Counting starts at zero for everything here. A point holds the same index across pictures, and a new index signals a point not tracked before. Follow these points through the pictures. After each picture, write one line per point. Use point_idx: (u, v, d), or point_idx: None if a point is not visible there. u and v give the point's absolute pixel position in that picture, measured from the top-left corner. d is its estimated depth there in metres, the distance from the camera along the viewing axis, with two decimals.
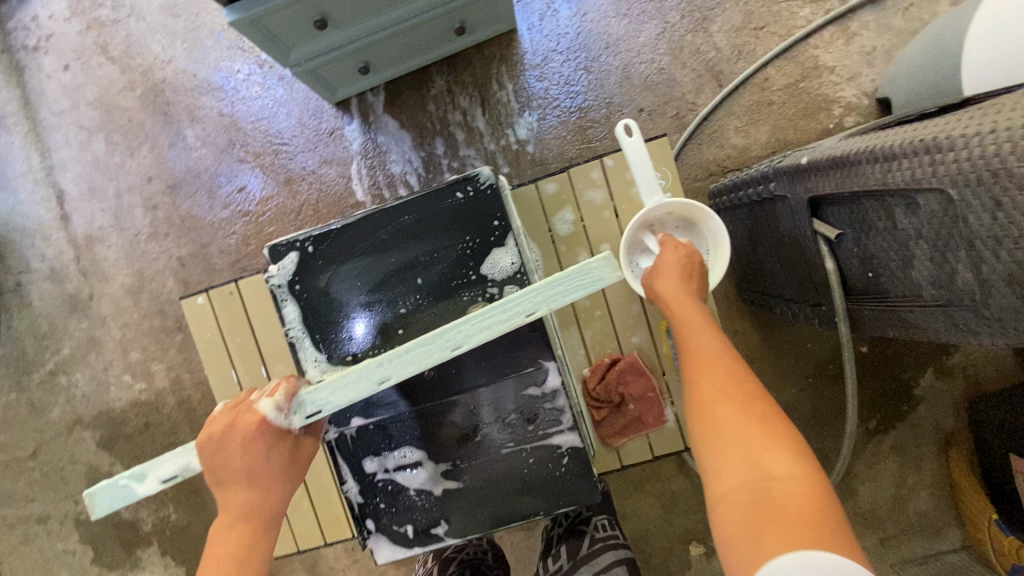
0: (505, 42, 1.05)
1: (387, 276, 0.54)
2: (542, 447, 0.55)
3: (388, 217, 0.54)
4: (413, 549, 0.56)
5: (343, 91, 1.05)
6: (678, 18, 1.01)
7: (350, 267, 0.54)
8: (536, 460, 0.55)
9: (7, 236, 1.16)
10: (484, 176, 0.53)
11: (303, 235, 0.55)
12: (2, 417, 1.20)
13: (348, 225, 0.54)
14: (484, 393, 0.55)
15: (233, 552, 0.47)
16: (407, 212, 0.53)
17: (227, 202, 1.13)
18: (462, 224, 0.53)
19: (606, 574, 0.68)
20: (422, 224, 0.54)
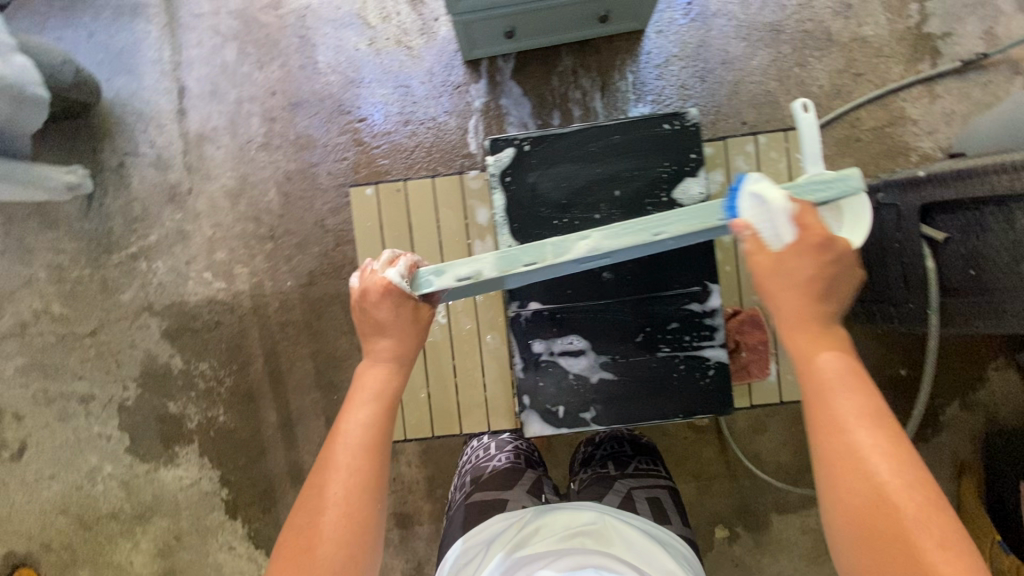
0: (634, 40, 1.15)
1: (588, 183, 0.62)
2: (692, 357, 0.62)
3: (600, 134, 0.62)
4: (560, 429, 0.63)
5: (480, 51, 1.14)
6: (790, 51, 1.14)
7: (557, 170, 0.62)
8: (685, 368, 0.62)
9: (121, 118, 1.19)
10: (691, 115, 0.61)
11: (521, 135, 0.63)
12: (70, 291, 1.20)
13: (564, 134, 0.62)
14: (651, 301, 0.62)
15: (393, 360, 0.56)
16: (619, 132, 0.61)
17: (343, 130, 1.20)
18: (664, 152, 0.61)
19: (650, 488, 0.83)
20: (629, 146, 0.62)
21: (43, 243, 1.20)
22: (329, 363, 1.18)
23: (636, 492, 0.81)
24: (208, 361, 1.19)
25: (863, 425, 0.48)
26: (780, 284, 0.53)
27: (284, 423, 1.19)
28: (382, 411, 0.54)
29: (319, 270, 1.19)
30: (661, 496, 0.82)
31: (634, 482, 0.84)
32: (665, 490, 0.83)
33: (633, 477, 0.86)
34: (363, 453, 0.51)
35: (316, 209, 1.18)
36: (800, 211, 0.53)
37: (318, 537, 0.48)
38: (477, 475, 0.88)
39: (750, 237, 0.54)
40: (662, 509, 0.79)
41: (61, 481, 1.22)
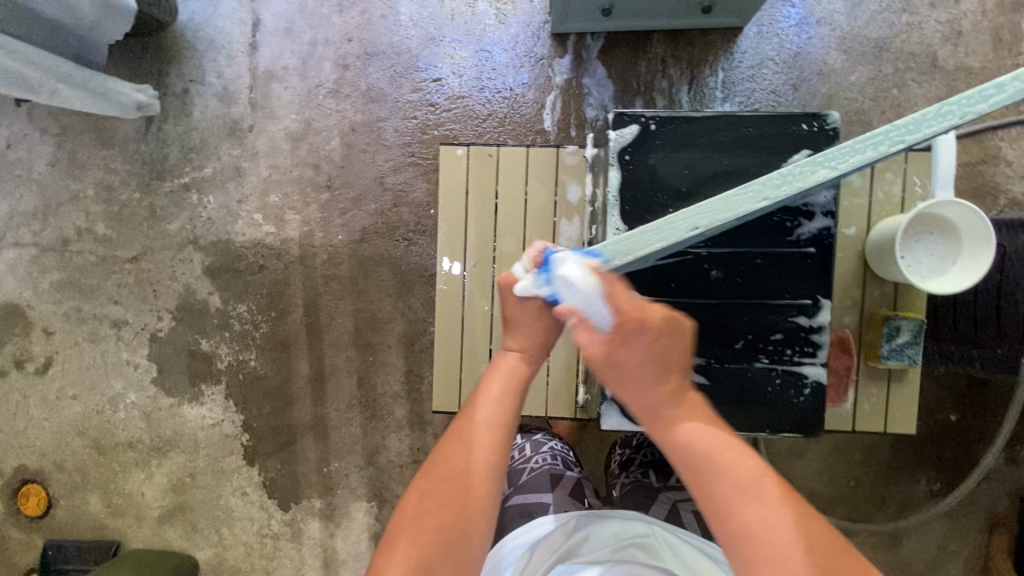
0: (731, 37, 1.11)
1: (712, 174, 0.58)
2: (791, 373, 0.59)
3: (734, 123, 0.58)
4: (639, 427, 0.60)
5: (570, 26, 1.10)
6: (891, 71, 1.09)
7: (680, 156, 0.58)
8: (781, 383, 0.59)
9: (192, 42, 1.15)
10: (832, 118, 0.57)
11: (649, 113, 0.59)
12: (116, 212, 1.18)
13: (694, 118, 0.58)
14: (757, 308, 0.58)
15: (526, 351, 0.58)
16: (753, 124, 0.58)
17: (416, 89, 1.16)
18: (798, 152, 0.58)
19: (693, 498, 0.83)
20: (761, 141, 0.58)
21: (95, 160, 1.17)
22: (370, 324, 1.15)
23: (681, 505, 0.81)
24: (247, 304, 1.17)
25: (771, 501, 0.46)
26: (619, 375, 0.52)
27: (316, 377, 1.17)
28: (514, 397, 0.56)
29: (372, 228, 1.16)
30: (706, 507, 0.81)
31: (677, 494, 0.83)
32: None
33: (676, 489, 0.84)
34: (491, 436, 0.54)
35: (378, 165, 1.15)
36: (611, 289, 0.51)
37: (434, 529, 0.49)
38: (515, 476, 0.85)
39: (578, 323, 0.52)
40: (708, 522, 0.78)
41: (83, 403, 1.21)
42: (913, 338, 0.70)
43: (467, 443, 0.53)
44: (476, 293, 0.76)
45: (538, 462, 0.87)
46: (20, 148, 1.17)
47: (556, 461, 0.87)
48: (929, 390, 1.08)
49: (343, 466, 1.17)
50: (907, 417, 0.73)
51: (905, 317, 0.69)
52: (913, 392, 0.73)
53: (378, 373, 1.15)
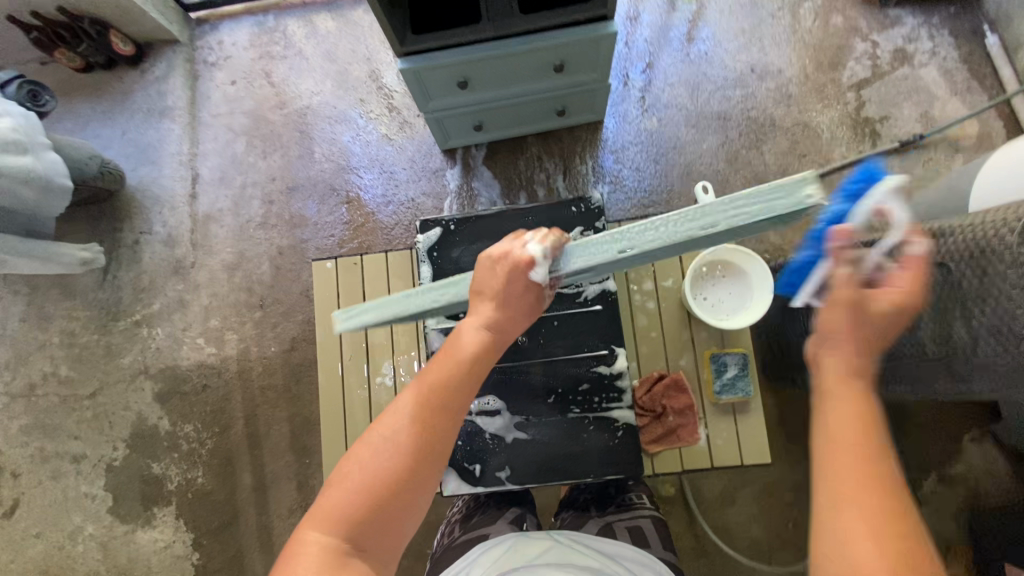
0: (594, 129, 1.28)
1: None
2: (602, 418, 0.66)
3: (516, 215, 0.71)
4: (477, 487, 0.66)
5: (454, 141, 1.28)
6: (737, 136, 1.24)
7: (478, 245, 0.70)
8: (595, 428, 0.65)
9: (141, 201, 1.35)
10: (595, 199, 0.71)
11: (448, 217, 0.72)
12: (77, 355, 1.31)
13: (485, 215, 0.71)
14: (561, 364, 0.67)
15: (476, 357, 0.58)
16: (531, 214, 0.70)
17: (333, 210, 1.33)
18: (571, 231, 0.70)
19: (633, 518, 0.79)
20: (541, 225, 0.70)
21: (59, 311, 1.33)
22: (305, 426, 1.23)
23: (616, 524, 0.77)
24: (193, 423, 1.26)
25: (857, 470, 0.42)
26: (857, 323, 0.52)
27: (259, 486, 1.22)
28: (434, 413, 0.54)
29: (302, 336, 1.27)
30: (643, 525, 0.77)
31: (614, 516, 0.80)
32: (647, 518, 0.78)
33: (615, 512, 0.81)
34: (417, 445, 0.52)
35: (303, 280, 1.29)
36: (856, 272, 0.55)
37: (323, 515, 0.48)
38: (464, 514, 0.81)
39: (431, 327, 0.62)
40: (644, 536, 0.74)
41: (45, 541, 1.26)
42: (740, 370, 0.76)
43: (387, 453, 0.51)
44: (354, 384, 0.85)
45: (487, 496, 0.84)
46: None
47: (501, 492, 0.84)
48: None
49: None
50: (759, 446, 0.77)
51: (728, 353, 0.77)
52: (759, 421, 0.77)
53: (316, 473, 1.21)
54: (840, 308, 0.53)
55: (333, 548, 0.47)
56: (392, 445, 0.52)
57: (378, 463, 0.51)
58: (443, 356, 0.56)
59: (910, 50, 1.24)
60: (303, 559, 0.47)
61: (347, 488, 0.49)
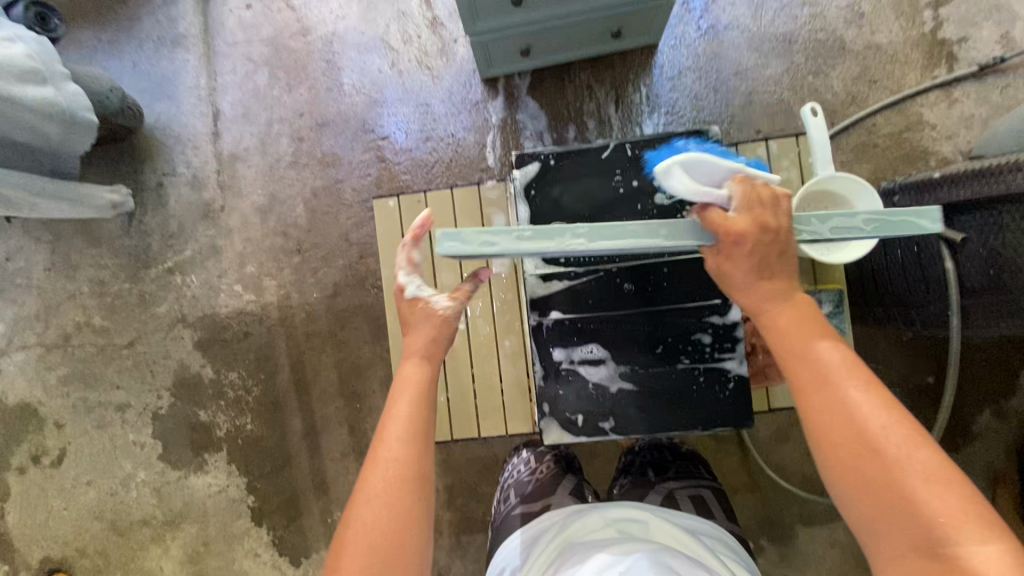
0: (647, 54, 1.19)
1: (611, 197, 0.65)
2: (713, 369, 0.63)
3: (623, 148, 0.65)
4: (579, 437, 0.65)
5: (497, 69, 1.18)
6: (803, 60, 1.15)
7: (581, 184, 0.65)
8: (705, 380, 0.63)
9: (161, 140, 1.27)
10: (713, 132, 0.67)
11: (546, 151, 0.66)
12: (110, 304, 1.27)
13: (587, 149, 0.66)
14: (673, 313, 0.64)
15: (416, 388, 0.59)
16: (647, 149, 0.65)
17: (367, 148, 1.25)
18: None
19: (692, 488, 0.77)
20: (652, 159, 0.65)
21: (87, 259, 1.27)
22: (353, 371, 1.21)
23: (677, 492, 0.75)
24: (237, 371, 1.24)
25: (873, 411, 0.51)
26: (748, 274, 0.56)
27: (310, 432, 1.22)
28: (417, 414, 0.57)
29: (343, 281, 1.23)
30: (704, 495, 0.76)
31: (673, 483, 0.78)
32: (708, 490, 0.76)
33: (674, 479, 0.79)
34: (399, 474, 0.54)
35: (341, 223, 1.23)
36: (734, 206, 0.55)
37: (359, 524, 0.52)
38: (519, 488, 0.79)
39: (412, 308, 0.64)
40: (705, 507, 0.73)
41: (97, 488, 1.27)
42: (834, 308, 0.74)
43: (376, 498, 0.53)
44: None
45: (543, 470, 0.81)
46: (18, 259, 1.28)
47: (558, 464, 0.82)
48: (902, 355, 1.08)
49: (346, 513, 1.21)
50: None
51: (823, 290, 0.74)
52: None
53: (367, 418, 1.20)
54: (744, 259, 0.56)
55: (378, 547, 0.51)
56: (379, 501, 0.53)
57: (370, 508, 0.52)
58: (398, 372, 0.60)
59: None
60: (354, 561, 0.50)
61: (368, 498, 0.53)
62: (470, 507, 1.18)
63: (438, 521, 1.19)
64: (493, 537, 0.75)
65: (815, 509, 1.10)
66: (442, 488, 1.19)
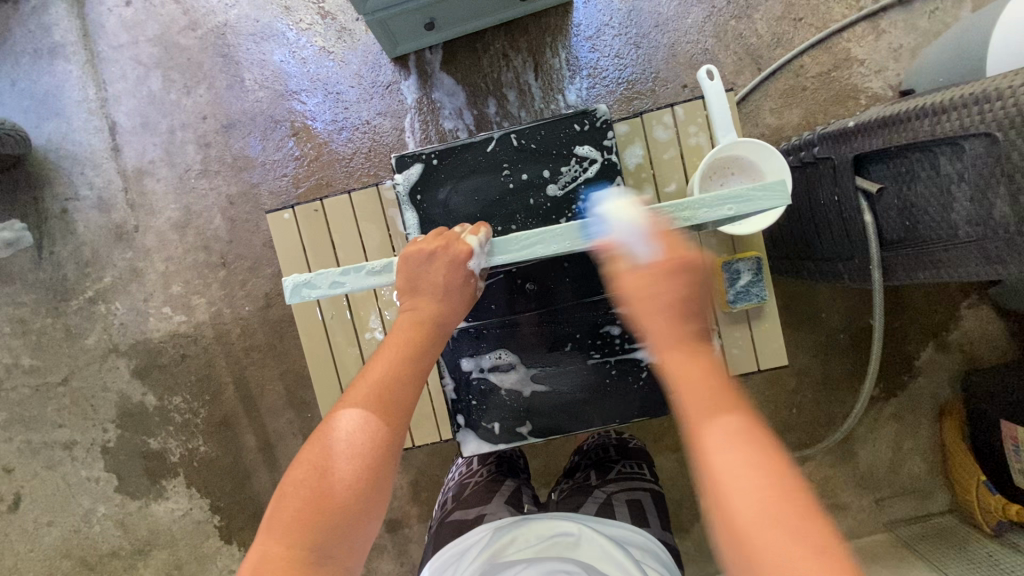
0: (562, 13, 1.11)
1: (501, 194, 0.60)
2: (625, 361, 0.61)
3: (509, 139, 0.60)
4: (498, 444, 0.63)
5: (403, 46, 1.10)
6: (724, 3, 1.09)
7: (468, 183, 0.61)
8: (618, 372, 0.61)
9: (57, 162, 1.18)
10: (601, 112, 0.60)
11: (428, 150, 0.61)
12: (36, 342, 1.21)
13: (471, 144, 0.61)
14: (579, 308, 0.61)
15: (403, 350, 0.53)
16: (534, 137, 0.60)
17: (279, 146, 1.17)
18: (577, 152, 0.60)
19: (631, 491, 0.80)
20: (540, 148, 0.60)
21: (2, 299, 1.21)
22: (299, 381, 1.18)
23: (614, 496, 0.79)
24: (180, 394, 1.20)
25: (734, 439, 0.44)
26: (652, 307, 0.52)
27: (265, 447, 1.20)
28: (383, 416, 0.49)
29: (276, 291, 1.18)
30: (641, 498, 0.79)
31: (613, 486, 0.82)
32: (645, 492, 0.80)
33: (614, 482, 0.83)
34: (361, 447, 0.47)
35: (263, 230, 1.17)
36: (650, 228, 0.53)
37: (278, 522, 0.45)
38: (461, 493, 0.85)
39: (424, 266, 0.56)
40: (639, 511, 0.76)
41: (59, 527, 1.25)
42: (754, 277, 0.71)
43: (323, 475, 0.46)
44: (343, 343, 0.78)
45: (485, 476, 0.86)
46: None
47: (501, 470, 0.89)
48: (842, 302, 1.08)
49: None
50: (774, 351, 0.74)
51: (741, 259, 0.71)
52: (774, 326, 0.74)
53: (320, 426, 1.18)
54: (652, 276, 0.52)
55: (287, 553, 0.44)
56: (330, 468, 0.47)
57: (317, 465, 0.47)
58: (375, 358, 0.53)
59: None
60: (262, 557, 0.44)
61: (294, 485, 0.46)
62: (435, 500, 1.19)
63: (406, 517, 1.19)
64: (430, 541, 0.78)
65: None
66: (406, 485, 1.19)
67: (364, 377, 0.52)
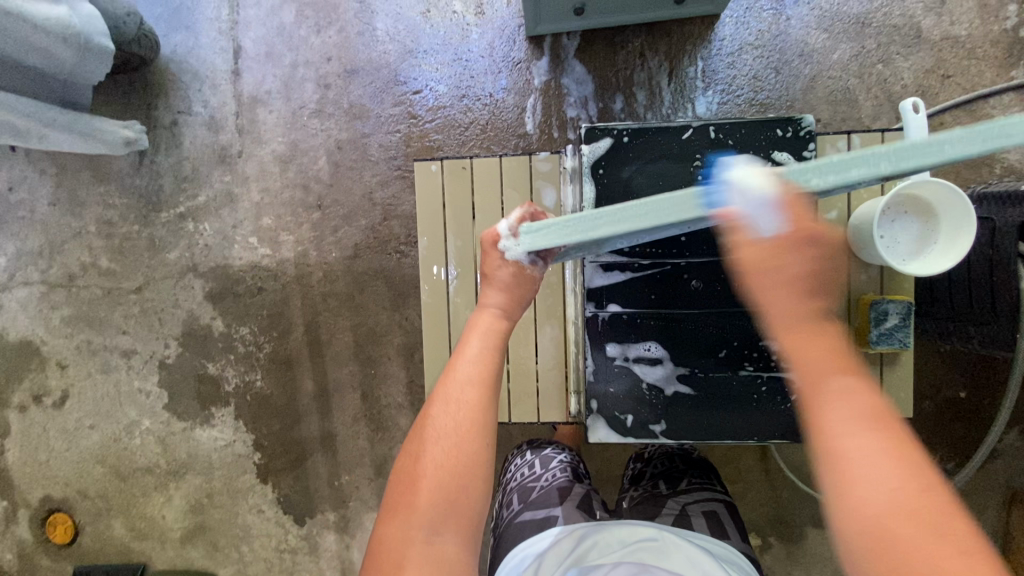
0: (708, 25, 1.10)
1: (687, 184, 0.59)
2: (778, 379, 0.59)
3: (707, 130, 0.59)
4: (626, 438, 0.61)
5: (544, 27, 1.09)
6: (875, 46, 1.07)
7: (654, 167, 0.59)
8: (768, 389, 0.59)
9: (177, 74, 1.18)
10: (807, 121, 0.58)
11: (620, 126, 0.60)
12: (117, 246, 1.21)
13: (667, 128, 0.59)
14: (741, 316, 0.59)
15: (485, 341, 0.52)
16: (734, 133, 0.58)
17: (398, 101, 1.17)
18: (774, 157, 0.58)
19: (704, 502, 0.77)
20: (737, 145, 0.58)
21: (94, 197, 1.21)
22: (369, 337, 1.17)
23: (690, 507, 0.75)
24: (249, 326, 1.20)
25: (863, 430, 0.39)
26: (765, 280, 0.44)
27: (321, 394, 1.19)
28: (479, 400, 0.49)
29: (365, 243, 1.17)
30: (717, 509, 0.75)
31: (685, 494, 0.78)
32: (720, 503, 0.76)
33: (685, 492, 0.79)
34: (456, 436, 0.47)
35: (365, 180, 1.17)
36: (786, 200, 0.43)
37: (400, 505, 0.46)
38: (524, 493, 0.80)
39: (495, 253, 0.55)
40: (718, 522, 0.72)
41: (99, 432, 1.25)
42: (902, 321, 0.68)
43: (433, 460, 0.47)
44: (461, 305, 0.77)
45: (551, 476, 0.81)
46: (22, 191, 1.21)
47: (566, 471, 0.83)
48: (935, 366, 1.05)
49: (353, 478, 1.19)
50: (903, 401, 0.72)
51: (892, 301, 0.69)
52: (906, 374, 0.72)
53: (381, 385, 1.17)
54: (772, 247, 0.44)
55: (408, 535, 0.44)
56: (440, 452, 0.47)
57: (430, 455, 0.47)
58: (460, 348, 0.52)
59: None
60: (386, 546, 0.45)
61: (409, 473, 0.47)
62: None
63: None
64: (498, 543, 0.75)
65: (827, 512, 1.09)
66: None
67: (451, 371, 0.51)
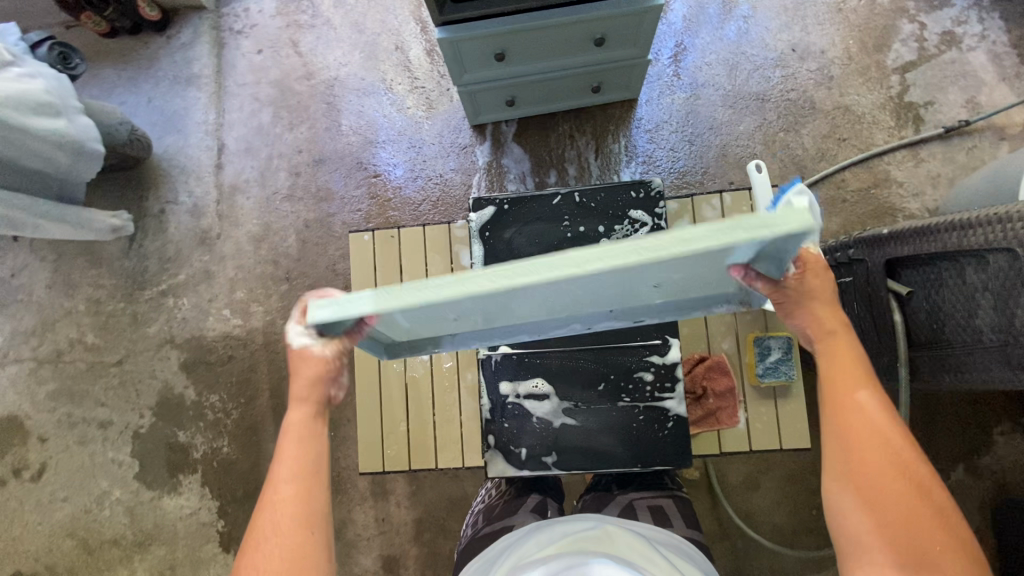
0: (628, 107, 1.25)
1: (559, 241, 0.69)
2: (653, 408, 0.65)
3: (574, 196, 0.69)
4: (522, 470, 0.66)
5: (484, 116, 1.25)
6: (775, 117, 1.21)
7: (532, 228, 0.69)
8: (645, 418, 0.65)
9: (168, 170, 1.35)
10: (656, 184, 0.69)
11: (501, 196, 0.70)
12: (103, 323, 1.32)
13: (540, 196, 0.70)
14: (614, 352, 0.66)
15: (300, 432, 0.56)
16: (596, 197, 0.69)
17: (359, 184, 1.31)
18: (631, 215, 0.69)
19: (654, 498, 0.75)
20: (599, 207, 0.69)
21: (86, 279, 1.33)
22: None
23: (637, 501, 0.73)
24: (218, 393, 1.27)
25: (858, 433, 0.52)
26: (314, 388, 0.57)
27: None
28: (306, 489, 0.53)
29: None
30: (665, 503, 0.73)
31: (634, 492, 0.76)
32: (670, 498, 0.74)
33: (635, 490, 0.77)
34: (286, 528, 0.51)
35: (329, 254, 1.28)
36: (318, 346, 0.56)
37: None
38: (489, 509, 0.80)
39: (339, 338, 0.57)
40: (663, 513, 0.70)
41: (71, 505, 1.28)
42: (783, 354, 0.76)
43: (266, 560, 0.50)
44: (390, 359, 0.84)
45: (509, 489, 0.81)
46: (23, 277, 1.34)
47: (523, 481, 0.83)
48: None
49: None
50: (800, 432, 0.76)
51: (772, 336, 0.77)
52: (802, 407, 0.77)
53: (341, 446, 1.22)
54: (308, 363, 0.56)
55: None
56: (273, 550, 0.50)
57: (264, 556, 0.50)
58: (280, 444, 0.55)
59: (959, 33, 1.20)
60: None
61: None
62: (437, 543, 1.18)
63: (404, 556, 1.18)
64: (460, 555, 0.74)
65: (784, 561, 1.08)
66: (410, 522, 1.19)
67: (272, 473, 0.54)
